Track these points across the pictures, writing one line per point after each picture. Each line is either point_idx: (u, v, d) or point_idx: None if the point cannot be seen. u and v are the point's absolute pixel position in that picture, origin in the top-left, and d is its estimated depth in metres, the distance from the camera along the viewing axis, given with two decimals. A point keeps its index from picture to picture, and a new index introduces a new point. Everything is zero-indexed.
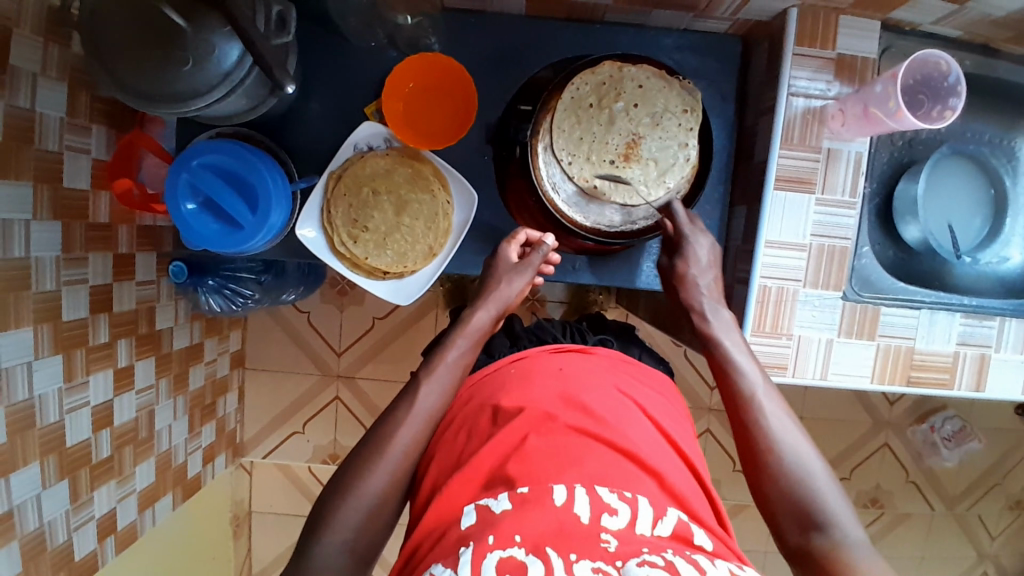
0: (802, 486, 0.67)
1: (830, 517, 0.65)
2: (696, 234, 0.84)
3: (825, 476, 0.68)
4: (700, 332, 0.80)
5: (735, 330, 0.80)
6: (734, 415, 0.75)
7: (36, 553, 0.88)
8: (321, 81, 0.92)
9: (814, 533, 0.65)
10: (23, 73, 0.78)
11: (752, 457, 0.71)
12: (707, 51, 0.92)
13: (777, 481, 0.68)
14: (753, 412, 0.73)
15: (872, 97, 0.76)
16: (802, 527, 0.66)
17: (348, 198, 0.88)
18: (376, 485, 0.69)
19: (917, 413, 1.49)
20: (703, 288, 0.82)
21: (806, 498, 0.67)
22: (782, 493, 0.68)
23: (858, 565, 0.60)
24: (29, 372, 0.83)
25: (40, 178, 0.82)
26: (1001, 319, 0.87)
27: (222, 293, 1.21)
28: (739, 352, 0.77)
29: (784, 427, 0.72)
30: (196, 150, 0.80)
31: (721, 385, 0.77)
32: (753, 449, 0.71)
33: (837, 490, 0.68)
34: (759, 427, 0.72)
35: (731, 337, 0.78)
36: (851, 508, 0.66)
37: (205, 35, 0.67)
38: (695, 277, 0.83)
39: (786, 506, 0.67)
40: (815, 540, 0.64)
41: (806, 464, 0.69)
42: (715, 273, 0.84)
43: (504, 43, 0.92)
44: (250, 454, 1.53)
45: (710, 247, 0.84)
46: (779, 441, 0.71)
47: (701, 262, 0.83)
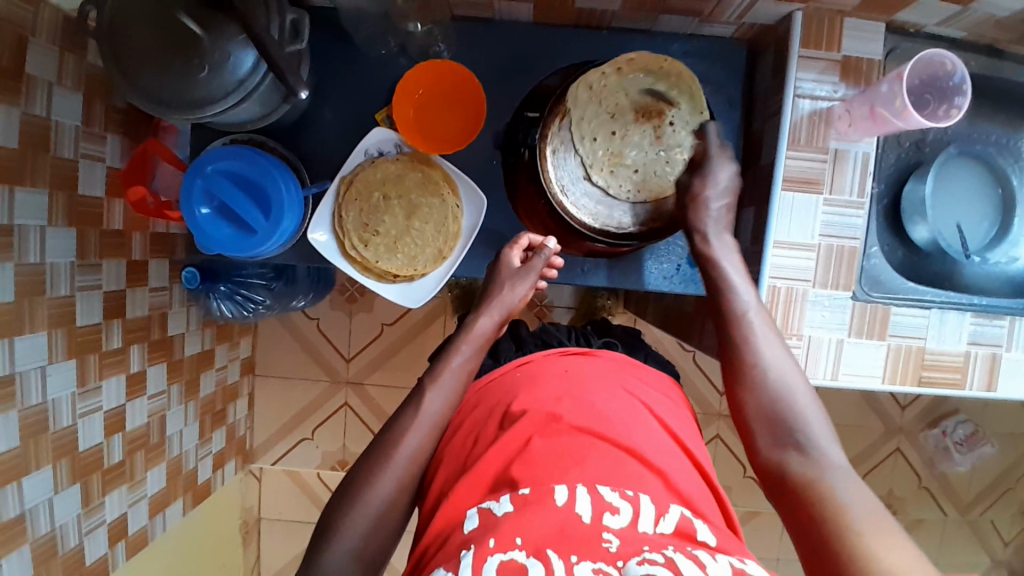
0: (782, 406, 0.69)
1: (807, 438, 0.66)
2: (722, 159, 0.84)
3: (806, 398, 0.69)
4: (701, 253, 0.81)
5: (736, 255, 0.81)
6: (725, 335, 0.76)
7: (48, 558, 0.89)
8: (332, 88, 0.93)
9: (787, 448, 0.67)
10: (40, 81, 0.79)
11: (737, 384, 0.73)
12: (714, 55, 0.93)
13: (760, 399, 0.70)
14: (747, 332, 0.74)
15: (878, 96, 0.77)
16: (780, 446, 0.67)
17: (359, 202, 0.89)
18: (387, 488, 0.70)
19: (929, 417, 1.47)
20: (714, 212, 0.82)
21: (783, 416, 0.68)
22: (763, 413, 0.70)
23: (826, 481, 0.62)
24: (43, 376, 0.84)
25: (56, 185, 0.84)
26: (1010, 319, 0.87)
27: (233, 299, 1.21)
28: (739, 277, 0.78)
29: (771, 347, 0.73)
30: (210, 155, 0.81)
31: (717, 306, 0.78)
32: (740, 370, 0.73)
33: (817, 411, 0.69)
34: (747, 347, 0.73)
35: (731, 261, 0.80)
36: (829, 429, 0.67)
37: (222, 43, 0.69)
38: (708, 198, 0.83)
39: (763, 422, 0.69)
40: (790, 460, 0.66)
41: (789, 385, 0.70)
42: (729, 200, 0.83)
43: (512, 49, 0.93)
44: (259, 461, 1.53)
45: (727, 171, 0.83)
46: (765, 363, 0.72)
47: (718, 184, 0.83)
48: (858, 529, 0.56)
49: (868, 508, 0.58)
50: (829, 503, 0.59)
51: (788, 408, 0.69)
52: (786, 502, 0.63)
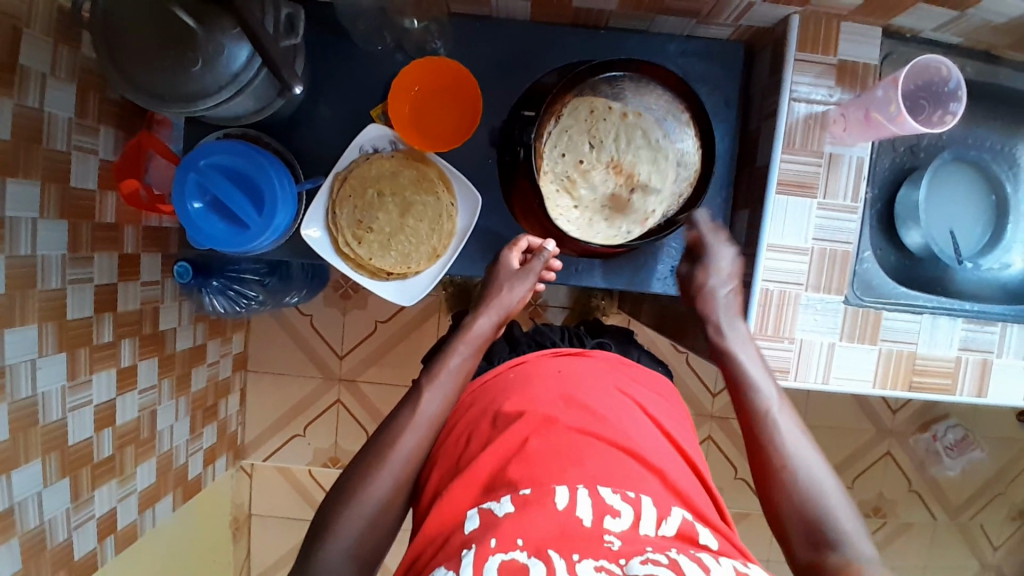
0: (814, 503, 0.68)
1: (843, 537, 0.65)
2: (719, 244, 0.87)
3: (838, 496, 0.68)
4: (719, 347, 0.82)
5: (751, 346, 0.81)
6: (749, 429, 0.76)
7: (36, 552, 0.88)
8: (327, 84, 0.93)
9: (824, 548, 0.65)
10: (33, 73, 0.79)
11: (766, 479, 0.71)
12: (711, 57, 0.93)
13: (790, 494, 0.69)
14: (770, 427, 0.74)
15: (873, 101, 0.77)
16: (815, 546, 0.66)
17: (353, 199, 0.88)
18: (378, 487, 0.69)
19: (920, 421, 1.48)
20: (723, 300, 0.84)
21: (817, 515, 0.67)
22: (796, 510, 0.68)
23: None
24: (33, 369, 0.84)
25: (48, 177, 0.83)
26: (1002, 325, 0.87)
27: (226, 294, 1.20)
28: (757, 370, 0.79)
29: (799, 443, 0.72)
30: (203, 150, 0.81)
31: (739, 401, 0.78)
32: (768, 463, 0.72)
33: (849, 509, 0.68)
34: (774, 442, 0.73)
35: (749, 354, 0.80)
36: (863, 527, 0.66)
37: (216, 36, 0.68)
38: (712, 287, 0.84)
39: (796, 521, 0.68)
40: (827, 557, 0.64)
41: (819, 480, 0.69)
42: (734, 285, 0.85)
43: (509, 48, 0.93)
44: (251, 457, 1.53)
45: (728, 255, 0.86)
46: (795, 458, 0.71)
47: (722, 270, 0.85)
48: None
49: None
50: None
51: (821, 505, 0.67)
52: None
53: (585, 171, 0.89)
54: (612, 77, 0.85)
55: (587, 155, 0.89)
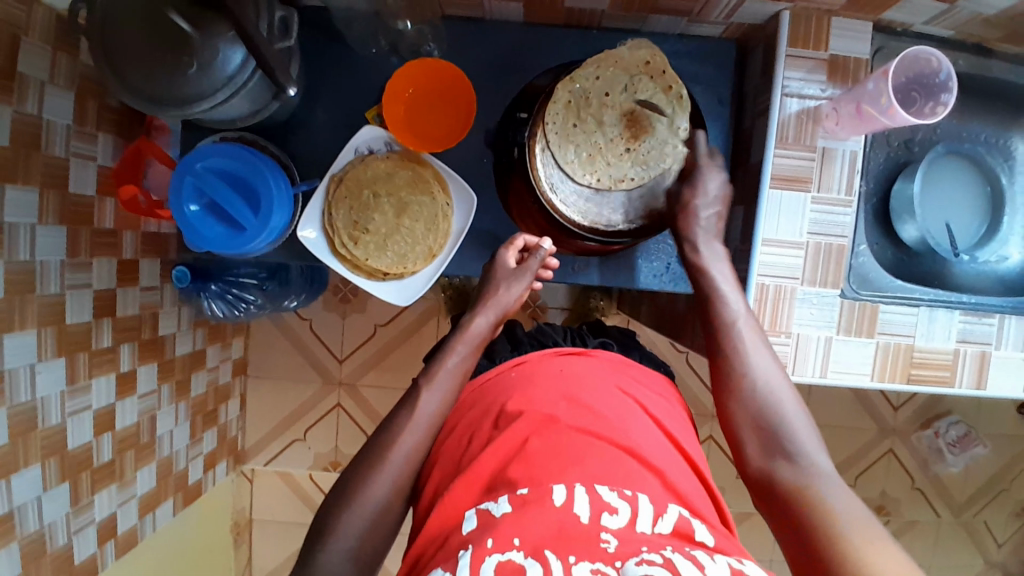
0: (771, 416, 0.71)
1: (797, 448, 0.68)
2: (710, 169, 0.87)
3: (795, 410, 0.71)
4: (693, 263, 0.84)
5: (726, 263, 0.83)
6: (714, 345, 0.78)
7: (36, 557, 0.88)
8: (322, 87, 0.93)
9: (777, 457, 0.68)
10: (32, 80, 0.80)
11: (725, 392, 0.75)
12: (703, 55, 0.94)
13: (748, 408, 0.72)
14: (733, 343, 0.76)
15: (865, 94, 0.77)
16: (770, 454, 0.69)
17: (349, 200, 0.89)
18: (375, 486, 0.69)
19: (922, 418, 1.47)
20: (703, 219, 0.85)
21: (771, 425, 0.70)
22: (751, 421, 0.71)
23: (816, 491, 0.63)
24: (32, 374, 0.84)
25: (47, 183, 0.84)
26: (1000, 317, 0.87)
27: (225, 299, 1.20)
28: (728, 286, 0.80)
29: (761, 358, 0.75)
30: (200, 153, 0.81)
31: (706, 316, 0.80)
32: (729, 379, 0.75)
33: (805, 422, 0.71)
34: (735, 357, 0.75)
35: (722, 271, 0.82)
36: (817, 438, 0.69)
37: (211, 41, 0.69)
38: (698, 207, 0.86)
39: (751, 430, 0.71)
40: (779, 468, 0.67)
41: (777, 395, 0.72)
42: (719, 209, 0.86)
43: (503, 49, 0.93)
44: (252, 462, 1.53)
45: (717, 180, 0.86)
46: (754, 374, 0.74)
47: (709, 194, 0.86)
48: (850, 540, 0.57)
49: (856, 516, 0.60)
50: (820, 510, 0.61)
51: (777, 418, 0.71)
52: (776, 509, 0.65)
53: (593, 127, 0.85)
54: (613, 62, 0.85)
55: (600, 111, 0.85)
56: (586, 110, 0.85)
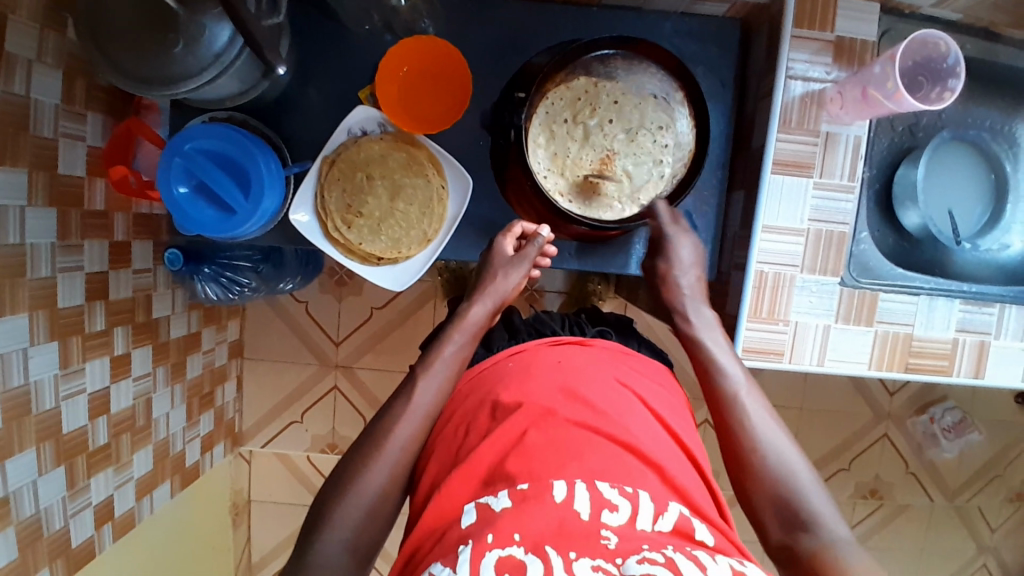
0: (787, 485, 0.69)
1: (817, 518, 0.66)
2: (681, 234, 0.87)
3: (810, 477, 0.69)
4: (686, 334, 0.83)
5: (718, 330, 0.82)
6: (718, 414, 0.76)
7: (33, 540, 0.88)
8: (315, 65, 0.91)
9: (799, 530, 0.66)
10: (19, 59, 0.78)
11: (736, 462, 0.72)
12: (707, 35, 0.91)
13: (763, 479, 0.70)
14: (738, 411, 0.74)
15: (871, 78, 0.75)
16: (790, 529, 0.67)
17: (342, 182, 0.87)
18: (372, 474, 0.69)
19: (918, 404, 1.48)
20: (686, 288, 0.86)
21: (789, 497, 0.68)
22: (768, 494, 0.69)
23: (843, 563, 0.61)
24: (25, 358, 0.83)
25: (36, 164, 0.82)
26: (1000, 306, 0.86)
27: (219, 281, 1.20)
28: (725, 355, 0.79)
29: (767, 426, 0.73)
30: (189, 133, 0.79)
31: (707, 386, 0.78)
32: (739, 450, 0.72)
33: (821, 491, 0.69)
34: (742, 424, 0.73)
35: (715, 339, 0.80)
36: (834, 508, 0.68)
37: (197, 17, 0.67)
38: (678, 279, 0.86)
39: (769, 505, 0.68)
40: (802, 543, 0.65)
41: (789, 463, 0.70)
42: (697, 273, 0.87)
43: (501, 27, 0.91)
44: (249, 444, 1.53)
45: (689, 246, 0.87)
46: (764, 443, 0.72)
47: (684, 262, 0.87)
48: None
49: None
50: None
51: (794, 487, 0.68)
52: None
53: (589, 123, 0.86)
54: (608, 55, 0.86)
55: (597, 108, 0.87)
56: (583, 107, 0.86)
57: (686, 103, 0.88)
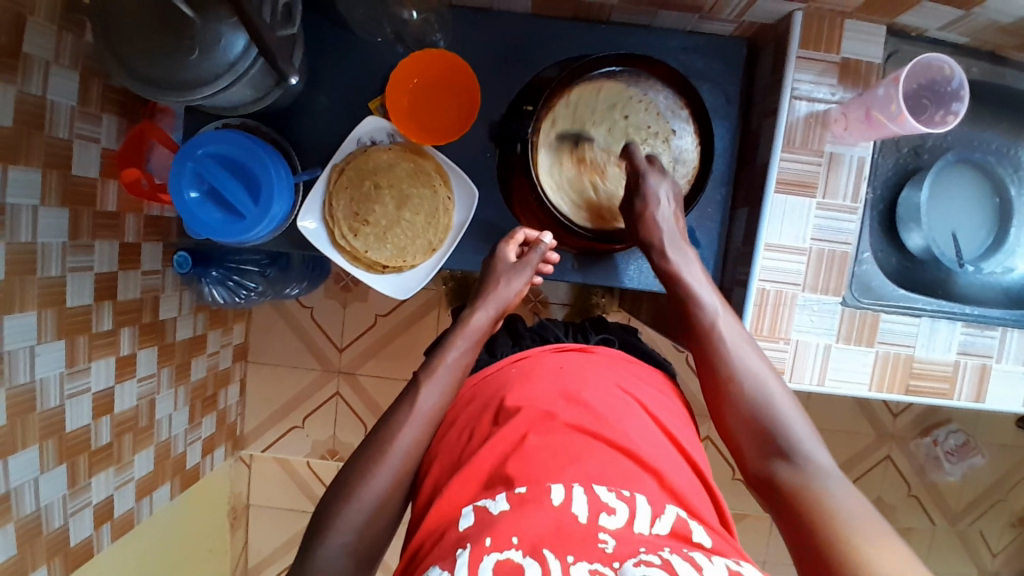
0: (763, 413, 0.72)
1: (791, 442, 0.69)
2: (656, 175, 0.83)
3: (786, 403, 0.72)
4: (664, 269, 0.83)
5: (697, 265, 0.83)
6: (698, 348, 0.78)
7: (32, 538, 0.89)
8: (326, 74, 0.92)
9: (774, 457, 0.69)
10: (36, 60, 0.79)
11: (718, 396, 0.75)
12: (713, 52, 0.92)
13: (741, 410, 0.73)
14: (715, 344, 0.76)
15: (874, 100, 0.76)
16: (766, 455, 0.70)
17: (350, 191, 0.88)
18: (370, 479, 0.69)
19: (921, 426, 1.47)
20: (664, 225, 0.83)
21: (767, 425, 0.71)
22: (747, 425, 0.72)
23: (817, 488, 0.64)
24: (31, 356, 0.84)
25: (50, 164, 0.83)
26: (1002, 330, 0.86)
27: (226, 285, 1.21)
28: (705, 288, 0.80)
29: (744, 354, 0.75)
30: (202, 138, 0.81)
31: (687, 319, 0.80)
32: (719, 384, 0.75)
33: (796, 413, 0.72)
34: (719, 357, 0.76)
35: (693, 273, 0.81)
36: (813, 435, 0.70)
37: (213, 25, 0.68)
38: (654, 215, 0.83)
39: (747, 433, 0.72)
40: (778, 470, 0.68)
41: (765, 390, 0.73)
42: (675, 209, 0.84)
43: (509, 40, 0.92)
44: (250, 447, 1.54)
45: (665, 185, 0.83)
46: (741, 373, 0.74)
47: (662, 201, 0.83)
48: (855, 538, 0.57)
49: (861, 512, 0.61)
50: (821, 504, 0.62)
51: (770, 416, 0.71)
52: (778, 507, 0.66)
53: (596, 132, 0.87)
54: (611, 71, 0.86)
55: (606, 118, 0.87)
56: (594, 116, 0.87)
57: (691, 120, 0.89)
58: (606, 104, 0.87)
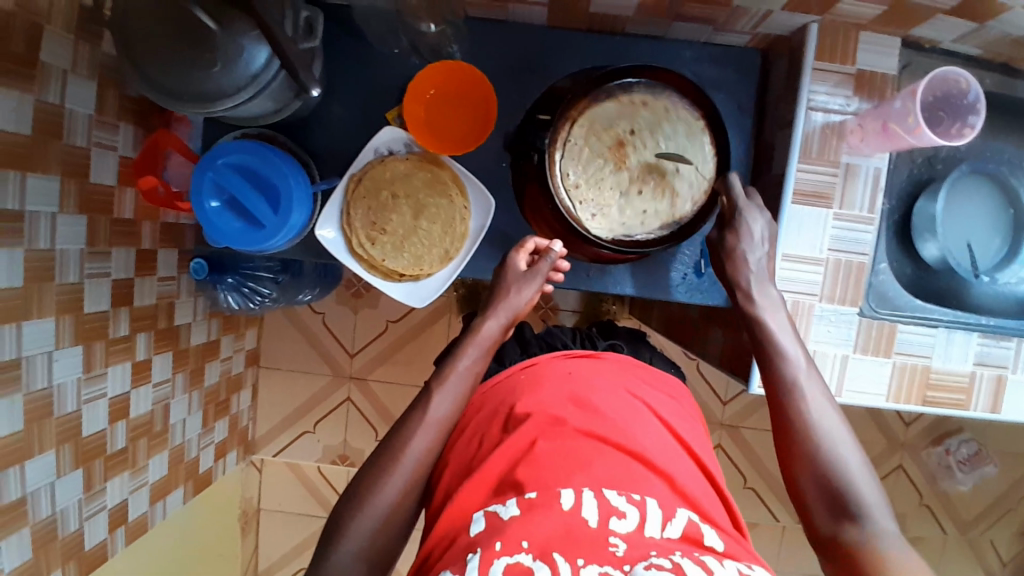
0: (839, 479, 0.67)
1: (866, 512, 0.65)
2: (752, 210, 0.80)
3: (863, 468, 0.68)
4: (747, 311, 0.78)
5: (781, 306, 0.77)
6: (774, 399, 0.73)
7: (47, 542, 0.90)
8: (343, 85, 0.93)
9: (846, 523, 0.65)
10: (54, 69, 0.80)
11: (789, 452, 0.70)
12: (727, 63, 0.93)
13: (816, 471, 0.68)
14: (794, 398, 0.72)
15: (891, 113, 0.76)
16: (836, 517, 0.66)
17: (367, 200, 0.89)
18: (385, 487, 0.70)
19: (933, 434, 1.47)
20: (753, 264, 0.79)
21: (842, 490, 0.67)
22: (820, 487, 0.67)
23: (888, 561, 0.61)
24: (49, 361, 0.85)
25: (68, 172, 0.84)
26: (1018, 341, 0.86)
27: (240, 291, 1.22)
28: (785, 336, 0.75)
29: (823, 411, 0.71)
30: (221, 149, 0.82)
31: (766, 369, 0.75)
32: (792, 439, 0.70)
33: (871, 479, 0.68)
34: (797, 413, 0.71)
35: (777, 317, 0.76)
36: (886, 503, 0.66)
37: (234, 39, 0.69)
38: (745, 254, 0.79)
39: (820, 497, 0.67)
40: (847, 533, 0.65)
41: (843, 454, 0.68)
42: (767, 249, 0.80)
43: (525, 51, 0.93)
44: (261, 452, 1.54)
45: (760, 221, 0.80)
46: (820, 434, 0.69)
47: (754, 237, 0.79)
48: None
49: None
50: None
51: (846, 482, 0.67)
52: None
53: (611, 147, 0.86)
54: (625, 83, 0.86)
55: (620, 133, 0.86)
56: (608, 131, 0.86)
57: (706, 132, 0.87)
58: (620, 118, 0.86)
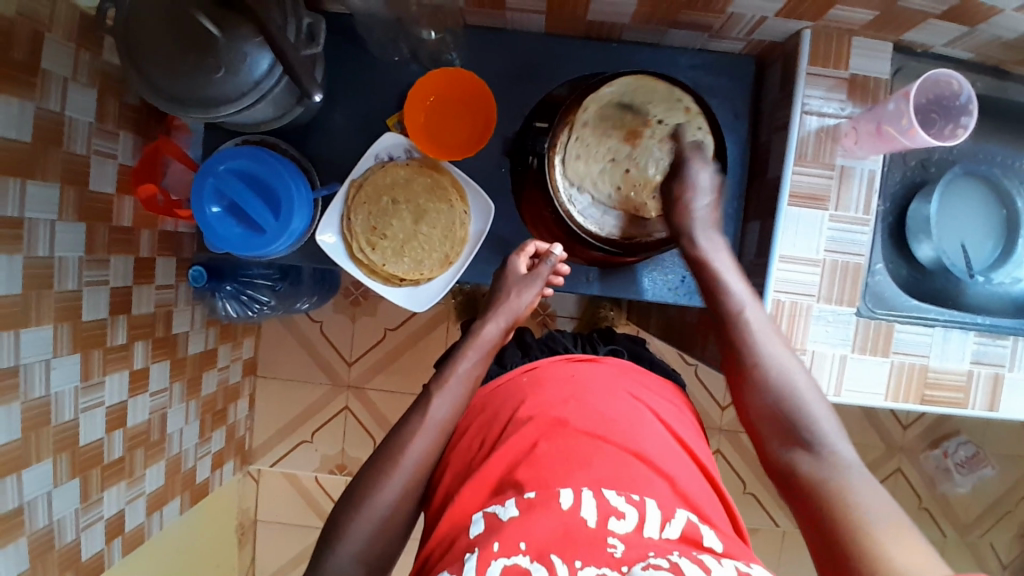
0: (786, 402, 0.73)
1: (814, 434, 0.70)
2: (700, 161, 0.85)
3: (811, 394, 0.73)
4: (693, 256, 0.84)
5: (725, 252, 0.84)
6: (726, 337, 0.79)
7: (44, 552, 0.89)
8: (343, 92, 0.94)
9: (795, 447, 0.71)
10: (55, 77, 0.80)
11: (742, 383, 0.77)
12: (722, 69, 0.94)
13: (762, 396, 0.74)
14: (743, 331, 0.77)
15: (885, 115, 0.78)
16: (787, 443, 0.71)
17: (368, 206, 0.89)
18: (385, 491, 0.70)
19: (930, 437, 1.47)
20: (700, 210, 0.84)
21: (788, 412, 0.72)
22: (766, 412, 0.74)
23: (836, 480, 0.65)
24: (47, 370, 0.85)
25: (67, 179, 0.85)
26: (1013, 339, 0.87)
27: (238, 299, 1.22)
28: (731, 275, 0.81)
29: (769, 342, 0.76)
30: (222, 155, 0.82)
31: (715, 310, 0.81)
32: (743, 371, 0.76)
33: (819, 401, 0.73)
34: (745, 345, 0.77)
35: (722, 259, 0.83)
36: (839, 427, 0.71)
37: (237, 44, 0.70)
38: (691, 203, 0.84)
39: (767, 420, 0.74)
40: (797, 457, 0.70)
41: (789, 377, 0.74)
42: (712, 198, 0.85)
43: (523, 58, 0.94)
44: (258, 463, 1.53)
45: (706, 172, 0.85)
46: (767, 362, 0.75)
47: (700, 185, 0.85)
48: (873, 529, 0.59)
49: (883, 510, 0.61)
50: (832, 496, 0.64)
51: (792, 404, 0.72)
52: (794, 497, 0.68)
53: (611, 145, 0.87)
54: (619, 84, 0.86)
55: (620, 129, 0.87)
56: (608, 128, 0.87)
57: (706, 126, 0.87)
58: (619, 114, 0.87)
